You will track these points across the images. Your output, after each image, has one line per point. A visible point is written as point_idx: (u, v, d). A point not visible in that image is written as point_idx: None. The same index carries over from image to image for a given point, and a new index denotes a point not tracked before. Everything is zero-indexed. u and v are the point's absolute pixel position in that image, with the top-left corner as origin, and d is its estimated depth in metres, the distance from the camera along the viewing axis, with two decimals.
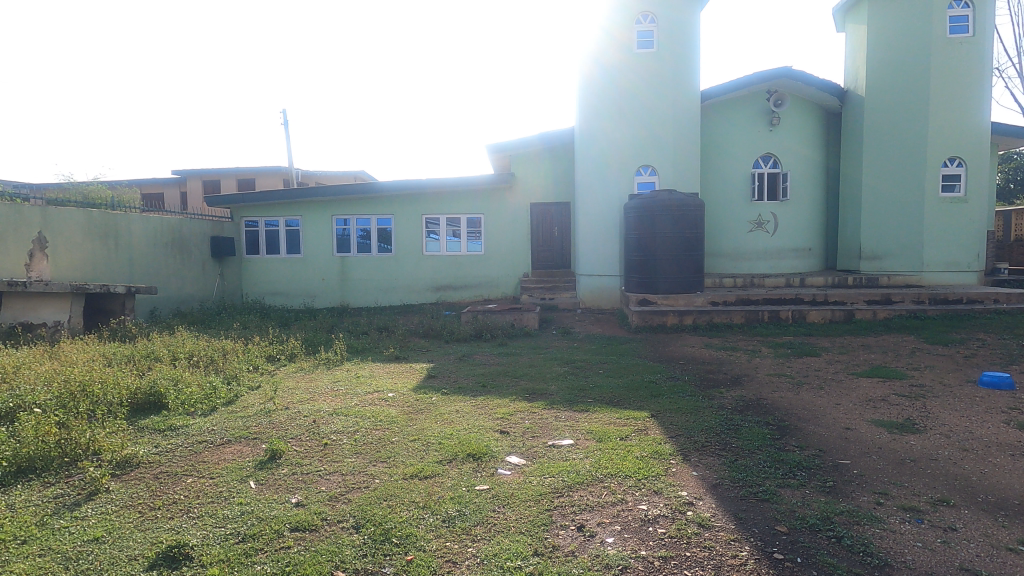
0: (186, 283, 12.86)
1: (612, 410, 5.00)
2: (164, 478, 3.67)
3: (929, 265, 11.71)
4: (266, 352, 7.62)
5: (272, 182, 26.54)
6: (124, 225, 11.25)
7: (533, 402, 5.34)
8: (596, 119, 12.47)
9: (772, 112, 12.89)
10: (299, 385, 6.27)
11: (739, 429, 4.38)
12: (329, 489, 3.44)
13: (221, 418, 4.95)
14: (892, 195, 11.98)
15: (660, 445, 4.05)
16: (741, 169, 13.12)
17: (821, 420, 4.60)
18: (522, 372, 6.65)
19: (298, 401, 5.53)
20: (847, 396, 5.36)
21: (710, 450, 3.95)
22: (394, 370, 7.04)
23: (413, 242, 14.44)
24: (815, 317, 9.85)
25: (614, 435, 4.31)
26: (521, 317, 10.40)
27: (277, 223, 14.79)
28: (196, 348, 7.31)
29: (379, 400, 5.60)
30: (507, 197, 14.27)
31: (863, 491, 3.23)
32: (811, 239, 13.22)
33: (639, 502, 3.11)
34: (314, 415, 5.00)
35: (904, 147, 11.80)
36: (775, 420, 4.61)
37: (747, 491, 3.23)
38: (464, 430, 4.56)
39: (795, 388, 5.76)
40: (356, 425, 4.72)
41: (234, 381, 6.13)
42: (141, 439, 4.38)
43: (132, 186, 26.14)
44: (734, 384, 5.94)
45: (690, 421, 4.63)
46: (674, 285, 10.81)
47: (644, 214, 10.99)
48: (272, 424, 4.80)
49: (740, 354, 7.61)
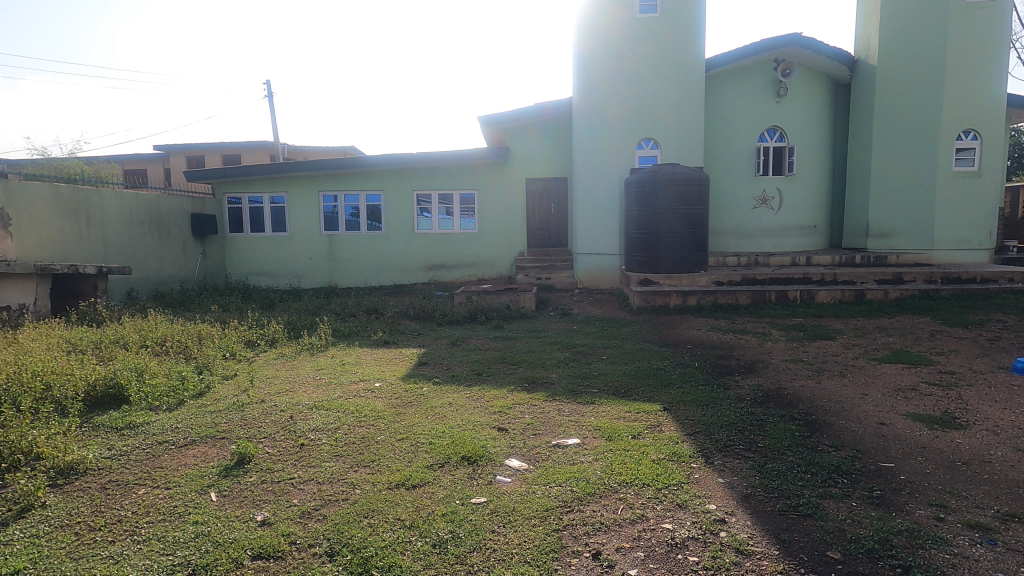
0: (164, 262, 12.24)
1: (619, 403, 4.58)
2: (112, 489, 3.19)
3: (939, 243, 11.32)
4: (245, 337, 7.10)
5: (259, 158, 25.70)
6: (96, 201, 10.59)
7: (532, 394, 4.88)
8: (595, 89, 11.81)
9: (780, 82, 12.28)
10: (279, 374, 5.77)
11: (763, 425, 3.96)
12: (301, 502, 2.98)
13: (189, 412, 4.48)
14: (904, 169, 11.48)
15: (679, 445, 3.62)
16: (747, 142, 12.54)
17: (851, 414, 4.19)
18: (521, 358, 6.18)
19: (276, 393, 5.04)
20: (873, 385, 4.95)
21: (735, 451, 3.52)
22: (382, 356, 6.57)
23: (403, 220, 13.86)
24: (824, 298, 9.43)
25: (625, 433, 3.87)
26: (517, 298, 9.90)
27: (261, 200, 14.14)
28: (169, 333, 6.80)
29: (365, 391, 5.13)
30: (502, 172, 13.64)
31: (918, 502, 2.81)
32: (817, 216, 12.74)
33: (662, 521, 2.68)
34: (291, 409, 4.54)
35: (917, 119, 11.26)
36: (800, 414, 4.19)
37: (785, 504, 2.80)
38: (458, 426, 4.11)
39: (816, 375, 5.34)
40: (338, 421, 4.25)
41: (206, 370, 5.62)
42: (94, 440, 3.88)
43: (114, 162, 25.23)
44: (749, 371, 5.52)
45: (708, 415, 4.20)
46: (677, 264, 10.33)
47: (647, 189, 10.43)
48: (244, 420, 4.32)
49: (750, 338, 7.19)
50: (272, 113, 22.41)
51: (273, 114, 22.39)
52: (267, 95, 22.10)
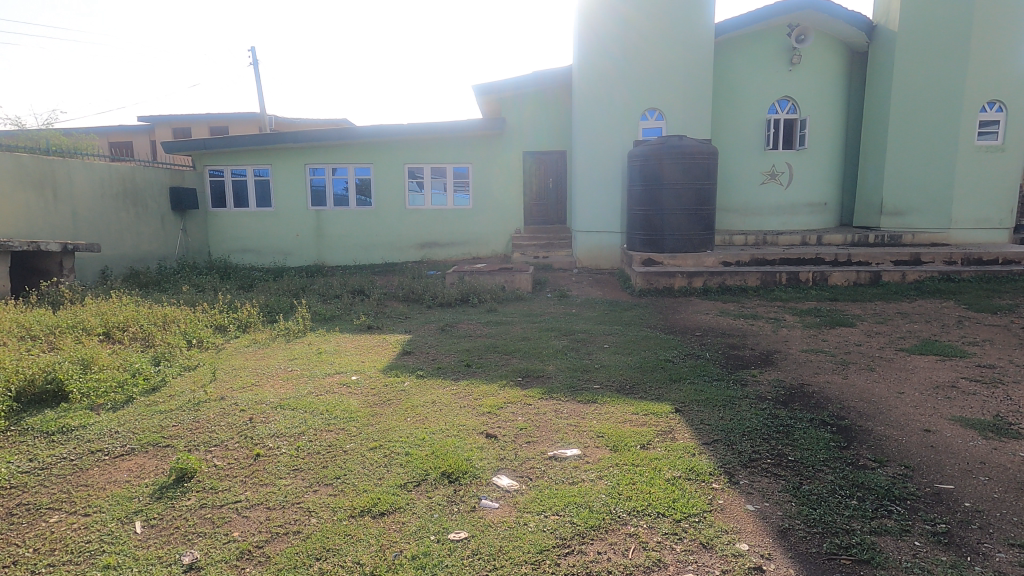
0: (141, 238, 11.58)
1: (624, 402, 4.06)
2: (18, 517, 2.66)
3: (958, 222, 10.74)
4: (215, 321, 6.53)
5: (248, 130, 24.78)
6: (64, 173, 9.86)
7: (527, 390, 4.34)
8: (597, 56, 11.05)
9: (794, 49, 11.52)
10: (247, 364, 5.22)
11: (791, 433, 3.44)
12: (242, 537, 2.47)
13: (135, 413, 3.94)
14: (923, 143, 10.81)
15: (696, 460, 3.09)
16: (757, 113, 11.84)
17: (889, 418, 3.67)
18: (515, 346, 5.63)
19: (238, 388, 4.49)
20: (907, 381, 4.44)
21: (762, 467, 3.00)
22: (364, 344, 6.01)
23: (394, 195, 13.18)
24: (838, 280, 8.90)
25: (633, 442, 3.34)
26: (512, 278, 9.32)
27: (245, 172, 13.44)
28: (133, 317, 6.23)
29: (340, 386, 4.58)
30: (497, 145, 12.92)
31: (994, 543, 2.32)
32: (828, 192, 12.12)
33: (683, 570, 2.20)
34: (252, 409, 4.00)
35: (939, 90, 10.54)
36: (831, 418, 3.68)
37: (833, 545, 2.29)
38: (440, 432, 3.57)
39: (841, 369, 4.82)
40: (303, 424, 3.71)
41: (165, 360, 5.06)
42: (14, 450, 3.34)
43: (99, 134, 24.37)
44: (766, 364, 4.99)
45: (727, 420, 3.68)
46: (683, 242, 9.72)
47: (651, 162, 9.76)
48: (196, 423, 3.77)
49: (763, 325, 6.65)
50: (259, 81, 21.37)
51: (260, 82, 21.36)
52: (252, 62, 21.02)
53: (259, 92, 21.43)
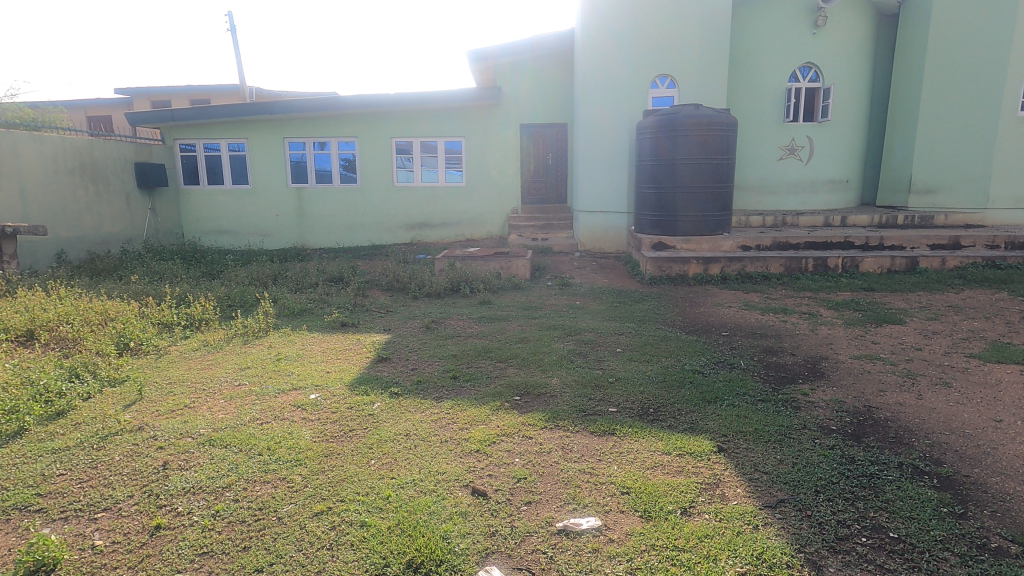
0: (102, 219, 10.55)
1: (652, 434, 3.18)
2: None
3: (995, 201, 9.80)
4: (161, 319, 5.58)
5: (229, 102, 23.37)
6: (9, 147, 8.77)
7: (525, 416, 3.46)
8: (600, 16, 9.91)
9: (818, 10, 10.41)
10: (187, 376, 4.29)
11: (882, 489, 2.55)
12: None
13: (17, 455, 3.02)
14: (960, 114, 9.78)
15: (764, 540, 2.22)
16: (776, 82, 10.77)
17: (1001, 464, 2.79)
18: (511, 352, 4.73)
19: (165, 413, 3.58)
20: (1000, 404, 3.54)
21: (859, 553, 2.15)
22: (334, 346, 5.11)
23: (380, 170, 12.14)
24: (869, 267, 8.01)
25: (670, 505, 2.47)
26: (509, 265, 8.37)
27: (218, 146, 12.35)
28: (61, 315, 5.27)
29: (293, 409, 3.67)
30: (492, 117, 11.85)
31: None
32: (851, 168, 11.12)
33: None
34: (172, 447, 3.09)
35: (979, 55, 9.51)
36: (926, 463, 2.80)
37: None
38: (412, 484, 2.68)
39: (910, 383, 3.94)
40: (232, 472, 2.81)
41: (84, 373, 4.13)
42: None
43: (73, 107, 22.96)
44: (818, 377, 4.11)
45: (790, 466, 2.80)
46: (698, 224, 8.74)
47: (663, 134, 8.74)
48: (92, 470, 2.87)
49: (797, 321, 5.75)
50: (237, 48, 19.94)
51: (238, 49, 19.90)
52: (229, 28, 19.58)
53: (238, 62, 20.08)
